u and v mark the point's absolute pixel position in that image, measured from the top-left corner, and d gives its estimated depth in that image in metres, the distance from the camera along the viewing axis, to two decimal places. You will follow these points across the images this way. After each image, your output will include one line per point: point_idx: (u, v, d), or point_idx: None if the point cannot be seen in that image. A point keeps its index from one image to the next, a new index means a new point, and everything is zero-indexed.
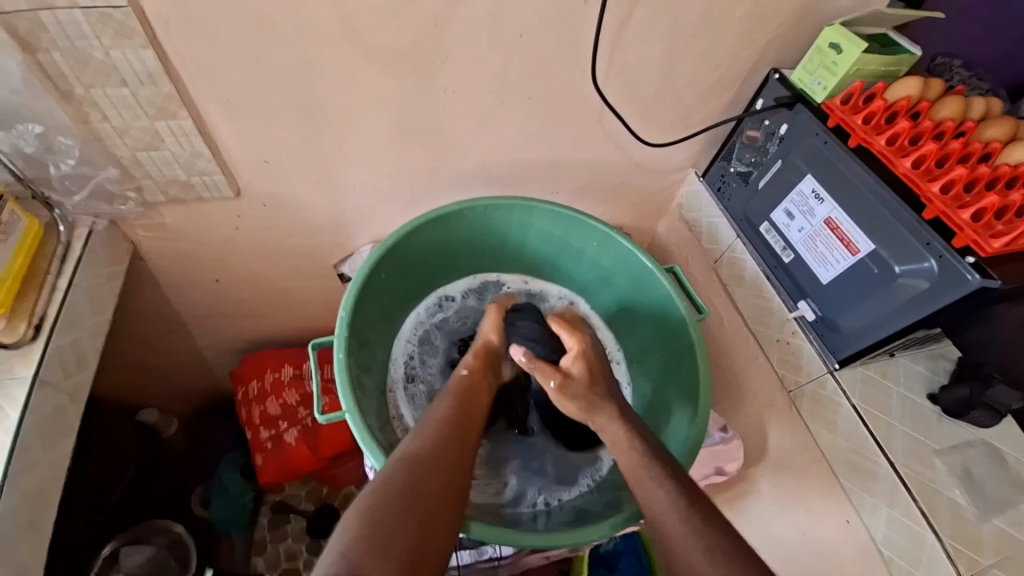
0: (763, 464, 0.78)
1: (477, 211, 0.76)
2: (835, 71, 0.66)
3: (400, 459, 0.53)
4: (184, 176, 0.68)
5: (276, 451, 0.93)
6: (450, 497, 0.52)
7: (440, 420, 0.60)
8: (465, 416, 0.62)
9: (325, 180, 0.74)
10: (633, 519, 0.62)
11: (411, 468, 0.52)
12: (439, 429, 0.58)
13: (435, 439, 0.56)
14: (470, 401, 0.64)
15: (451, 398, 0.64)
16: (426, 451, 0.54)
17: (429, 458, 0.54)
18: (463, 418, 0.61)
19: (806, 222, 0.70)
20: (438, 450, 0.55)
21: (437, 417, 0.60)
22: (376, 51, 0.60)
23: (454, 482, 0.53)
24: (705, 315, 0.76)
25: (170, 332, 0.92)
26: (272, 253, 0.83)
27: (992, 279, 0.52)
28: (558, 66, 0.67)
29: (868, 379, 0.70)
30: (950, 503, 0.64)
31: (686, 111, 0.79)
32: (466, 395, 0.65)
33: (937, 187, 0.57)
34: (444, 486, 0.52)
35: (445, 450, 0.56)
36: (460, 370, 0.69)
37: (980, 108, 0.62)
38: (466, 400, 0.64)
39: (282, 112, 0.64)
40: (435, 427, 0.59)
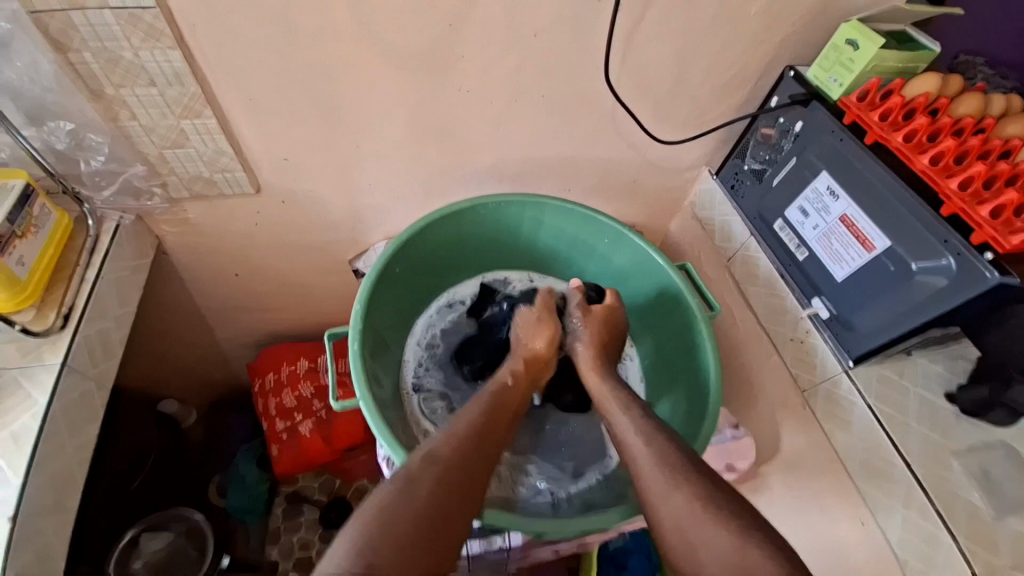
0: (775, 461, 0.80)
1: (490, 207, 0.77)
2: (852, 68, 0.66)
3: (428, 460, 0.53)
4: (206, 173, 0.70)
5: (291, 442, 0.95)
6: (468, 505, 0.52)
7: (469, 422, 0.59)
8: (495, 411, 0.62)
9: (342, 177, 0.75)
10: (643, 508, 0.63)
11: (438, 473, 0.52)
12: (471, 432, 0.58)
13: (462, 443, 0.56)
14: (502, 399, 0.64)
15: (485, 399, 0.63)
16: (453, 456, 0.54)
17: (456, 463, 0.53)
18: (492, 421, 0.60)
19: (821, 219, 0.70)
20: (465, 455, 0.55)
21: (468, 417, 0.59)
22: (394, 49, 0.61)
23: (476, 490, 0.54)
24: (717, 311, 0.76)
25: (192, 325, 0.95)
26: (290, 249, 0.85)
27: (1010, 275, 0.51)
28: (573, 64, 0.68)
29: (884, 378, 0.70)
30: (968, 504, 0.62)
31: (701, 108, 0.79)
32: (498, 397, 0.64)
33: (955, 184, 0.56)
34: (466, 493, 0.52)
35: (471, 455, 0.55)
36: (506, 377, 0.68)
37: (1000, 104, 0.61)
38: (500, 403, 0.64)
39: (301, 110, 0.65)
40: (463, 427, 0.58)
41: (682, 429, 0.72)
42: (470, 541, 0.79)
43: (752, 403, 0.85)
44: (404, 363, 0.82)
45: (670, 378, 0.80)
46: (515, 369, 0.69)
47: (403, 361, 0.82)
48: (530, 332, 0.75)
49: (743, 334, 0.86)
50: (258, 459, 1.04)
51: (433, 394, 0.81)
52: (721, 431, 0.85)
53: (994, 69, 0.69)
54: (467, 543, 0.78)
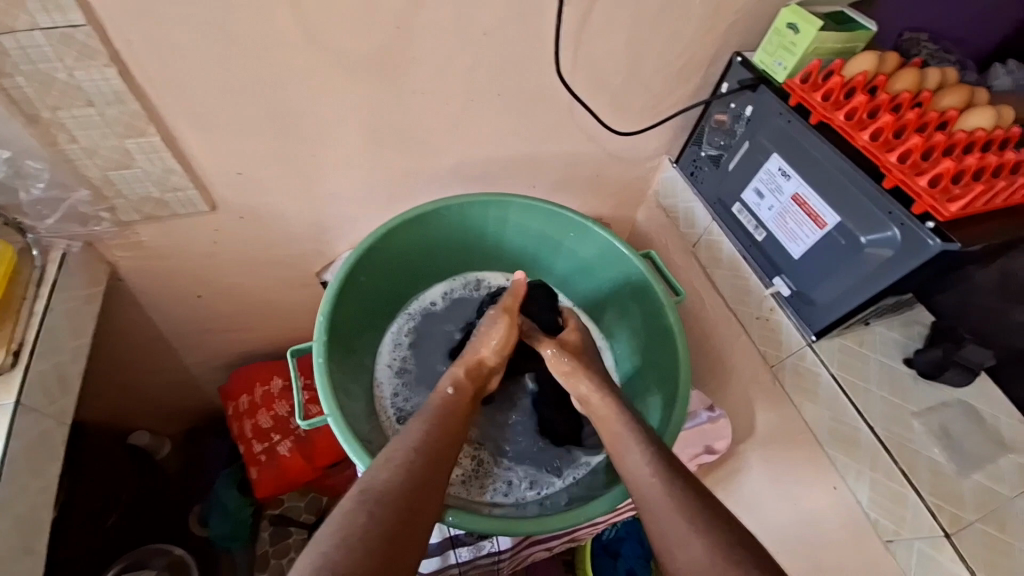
0: (752, 441, 0.83)
1: (454, 209, 0.76)
2: (794, 51, 0.67)
3: (364, 493, 0.50)
4: (157, 193, 0.67)
5: (269, 463, 0.93)
6: (418, 532, 0.49)
7: (409, 447, 0.56)
8: (444, 427, 0.60)
9: (302, 189, 0.74)
10: (620, 497, 0.63)
11: (376, 506, 0.49)
12: (411, 457, 0.55)
13: (402, 472, 0.53)
14: (445, 417, 0.62)
15: (425, 419, 0.60)
16: (391, 486, 0.51)
17: (396, 493, 0.51)
18: (436, 442, 0.58)
19: (776, 199, 0.72)
20: (406, 482, 0.52)
21: (408, 442, 0.57)
22: (343, 56, 0.60)
23: (421, 518, 0.50)
24: (683, 297, 0.78)
25: (156, 352, 0.92)
26: (254, 266, 0.83)
27: (952, 241, 0.54)
28: (525, 62, 0.68)
29: (846, 349, 0.72)
30: (930, 461, 0.65)
31: (656, 98, 0.80)
32: (442, 414, 0.62)
33: (894, 157, 0.58)
34: (412, 519, 0.49)
35: (411, 481, 0.52)
36: (448, 388, 0.66)
37: (936, 78, 0.64)
38: (444, 420, 0.61)
39: (252, 123, 0.64)
40: (403, 455, 0.55)
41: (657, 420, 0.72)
42: (457, 547, 0.79)
43: (726, 383, 0.87)
44: (376, 384, 0.80)
45: (645, 366, 0.79)
46: (455, 376, 0.68)
47: (376, 382, 0.80)
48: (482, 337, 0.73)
49: (712, 315, 0.88)
50: (238, 483, 1.00)
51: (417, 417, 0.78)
52: (698, 414, 0.85)
53: (938, 45, 0.74)
54: (456, 552, 0.78)
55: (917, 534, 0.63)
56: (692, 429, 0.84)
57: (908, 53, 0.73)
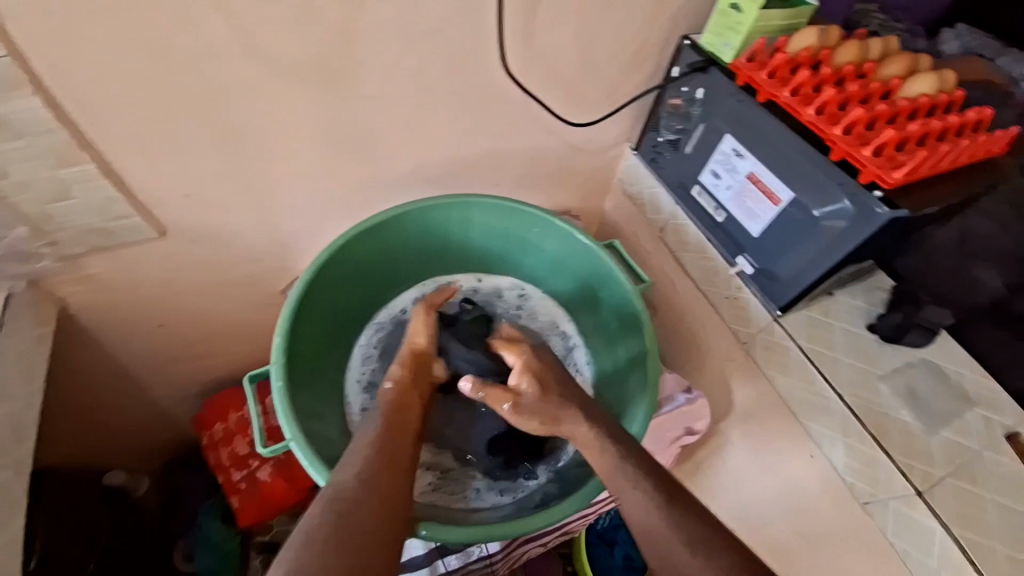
0: (732, 416, 0.83)
1: (413, 214, 0.76)
2: (739, 30, 0.68)
3: (330, 500, 0.50)
4: (100, 223, 0.65)
5: (251, 490, 0.91)
6: (387, 526, 0.49)
7: (370, 448, 0.55)
8: (401, 422, 0.60)
9: (255, 207, 0.72)
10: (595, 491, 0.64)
11: (343, 511, 0.49)
12: (374, 459, 0.54)
13: (368, 475, 0.52)
14: (401, 413, 0.61)
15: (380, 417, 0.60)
16: (358, 490, 0.51)
17: (363, 497, 0.50)
18: (396, 439, 0.57)
19: (732, 179, 0.73)
20: (373, 484, 0.52)
21: (365, 442, 0.56)
22: (284, 67, 0.59)
23: (390, 511, 0.51)
24: (648, 282, 0.81)
25: (122, 386, 0.89)
26: (215, 289, 0.81)
27: (900, 209, 0.56)
28: (473, 60, 0.68)
29: (812, 320, 0.74)
30: (898, 423, 0.67)
31: (610, 87, 0.80)
32: (398, 409, 0.61)
33: (839, 130, 0.59)
34: (378, 514, 0.49)
35: (376, 483, 0.52)
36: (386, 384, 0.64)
37: (878, 48, 0.65)
38: (399, 415, 0.61)
39: (195, 143, 0.62)
40: (365, 457, 0.54)
41: (626, 408, 0.74)
42: (446, 556, 0.79)
43: (702, 364, 0.88)
44: (348, 401, 0.78)
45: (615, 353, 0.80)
46: (394, 372, 0.66)
47: (348, 399, 0.78)
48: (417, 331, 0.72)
49: (683, 298, 0.89)
50: (222, 515, 0.98)
51: None
52: (676, 397, 0.86)
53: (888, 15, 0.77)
54: (444, 560, 0.78)
55: (892, 494, 0.65)
56: (670, 412, 0.84)
57: (858, 25, 0.76)
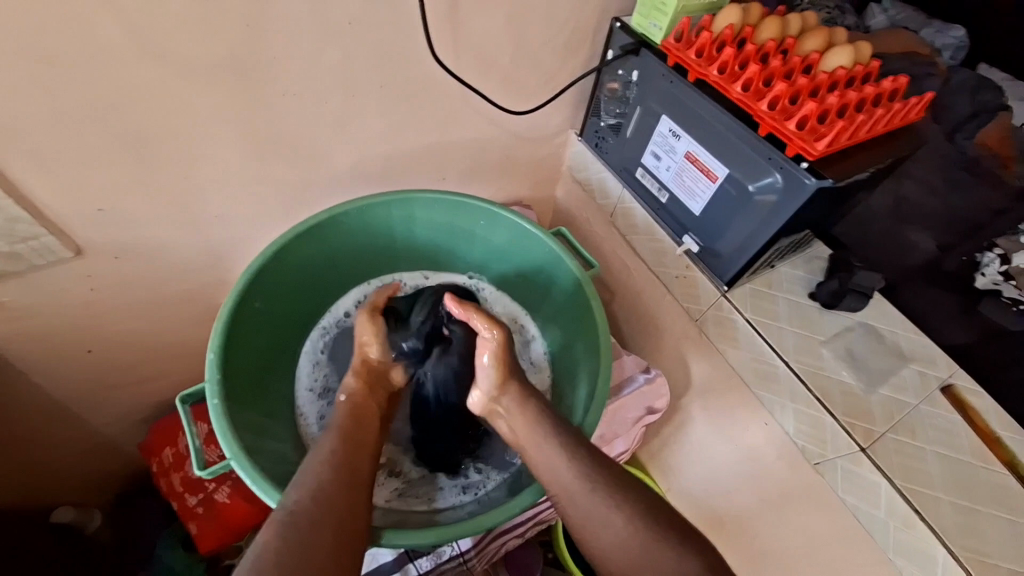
0: (692, 393, 0.87)
1: (352, 214, 0.73)
2: (665, 10, 0.68)
3: (280, 523, 0.48)
4: (5, 246, 0.59)
5: (208, 514, 0.87)
6: (343, 543, 0.48)
7: (324, 464, 0.53)
8: (356, 436, 0.59)
9: (183, 217, 0.68)
10: None
11: (294, 533, 0.47)
12: (327, 476, 0.52)
13: (320, 494, 0.50)
14: (357, 423, 0.60)
15: (335, 430, 0.59)
16: (309, 509, 0.49)
17: (314, 516, 0.48)
18: (352, 455, 0.56)
19: (671, 160, 0.74)
20: (325, 502, 0.50)
21: (321, 459, 0.54)
22: (195, 66, 0.55)
23: (347, 528, 0.49)
24: (597, 268, 0.81)
25: (56, 420, 0.83)
26: (150, 307, 0.77)
27: (825, 178, 0.57)
28: (402, 51, 0.66)
29: (757, 292, 0.76)
30: (840, 384, 0.70)
31: (547, 74, 0.80)
32: (354, 423, 0.60)
33: (765, 105, 0.60)
34: (333, 532, 0.48)
35: (329, 500, 0.50)
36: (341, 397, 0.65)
37: (796, 25, 0.67)
38: (354, 425, 0.60)
39: (104, 154, 0.58)
40: (318, 474, 0.52)
41: (581, 405, 0.72)
42: (417, 559, 0.78)
43: (661, 342, 0.90)
44: (300, 414, 0.76)
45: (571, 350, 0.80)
46: (347, 384, 0.66)
47: (298, 410, 0.76)
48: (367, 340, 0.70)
49: (638, 280, 0.90)
50: (182, 542, 0.94)
51: None
52: (635, 377, 0.87)
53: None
54: (415, 564, 0.77)
55: (839, 453, 0.68)
56: (631, 393, 0.85)
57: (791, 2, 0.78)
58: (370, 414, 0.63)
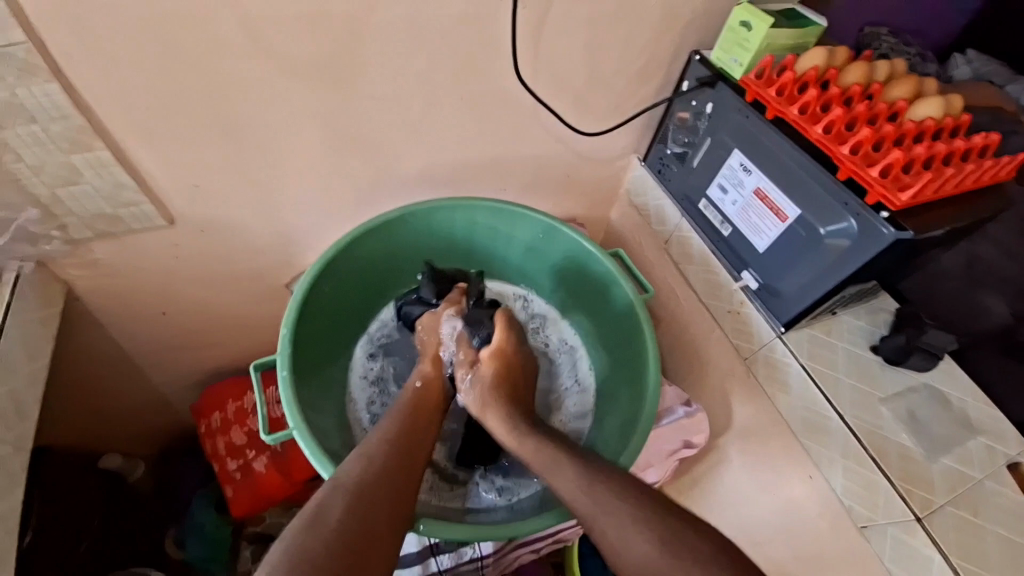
0: (730, 434, 0.84)
1: (418, 214, 0.76)
2: (748, 47, 0.68)
3: (337, 490, 0.50)
4: (109, 209, 0.66)
5: (245, 481, 0.91)
6: (390, 521, 0.50)
7: (380, 440, 0.57)
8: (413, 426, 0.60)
9: (263, 200, 0.73)
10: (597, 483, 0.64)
11: (349, 497, 0.49)
12: (384, 451, 0.55)
13: (377, 466, 0.53)
14: (416, 412, 0.62)
15: (396, 415, 0.61)
16: (364, 478, 0.52)
17: (368, 490, 0.51)
18: (408, 437, 0.58)
19: (738, 194, 0.73)
20: (379, 474, 0.52)
21: (381, 439, 0.57)
22: (297, 64, 0.59)
23: (398, 510, 0.51)
24: (651, 294, 0.80)
25: (122, 373, 0.89)
26: (219, 281, 0.81)
27: (904, 229, 0.55)
28: (484, 65, 0.68)
29: (814, 339, 0.73)
30: (899, 447, 0.66)
31: (619, 98, 0.81)
32: (412, 412, 0.62)
33: (846, 149, 0.59)
34: (382, 509, 0.50)
35: (385, 473, 0.53)
36: (415, 382, 0.68)
37: (884, 70, 0.65)
38: (413, 411, 0.63)
39: (203, 136, 0.63)
40: (379, 452, 0.55)
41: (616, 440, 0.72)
42: (439, 555, 0.78)
43: (704, 378, 0.88)
44: (350, 399, 0.79)
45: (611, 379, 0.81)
46: (424, 372, 0.70)
47: (350, 395, 0.79)
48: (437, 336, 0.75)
49: (685, 310, 0.89)
50: (215, 503, 0.99)
51: None
52: (674, 409, 0.86)
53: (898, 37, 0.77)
54: (437, 559, 0.78)
55: (891, 519, 0.64)
56: (669, 423, 0.84)
57: (869, 47, 0.76)
58: (435, 391, 0.68)
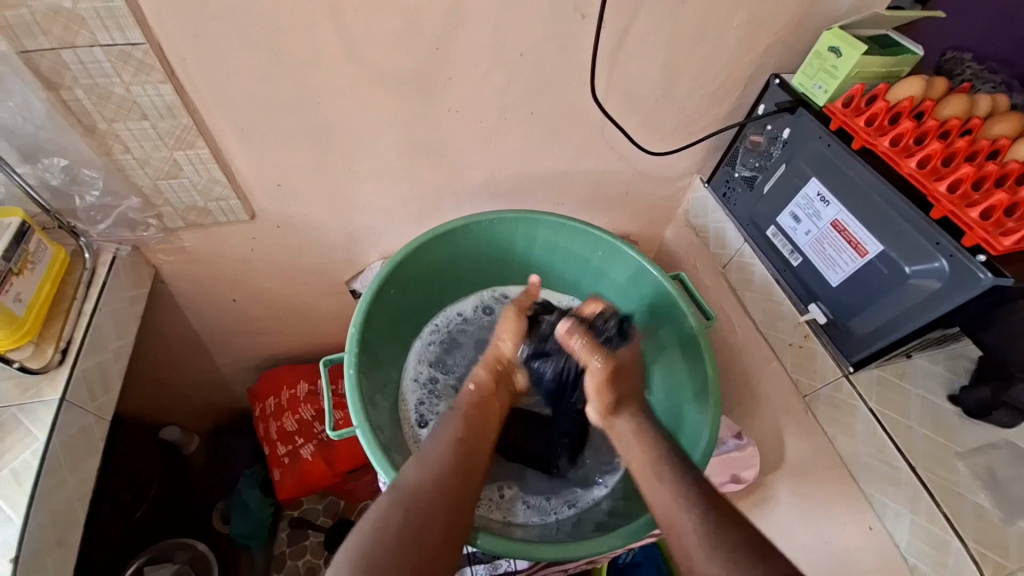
0: (781, 471, 0.77)
1: (484, 224, 0.77)
2: (836, 74, 0.66)
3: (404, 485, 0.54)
4: (201, 202, 0.70)
5: (292, 466, 0.95)
6: (452, 519, 0.53)
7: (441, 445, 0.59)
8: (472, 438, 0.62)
9: (335, 201, 0.76)
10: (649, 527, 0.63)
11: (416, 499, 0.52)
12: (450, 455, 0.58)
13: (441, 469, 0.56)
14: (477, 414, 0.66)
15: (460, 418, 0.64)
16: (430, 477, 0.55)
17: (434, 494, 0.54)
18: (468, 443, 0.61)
19: (813, 224, 0.71)
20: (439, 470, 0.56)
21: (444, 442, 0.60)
22: (384, 76, 0.62)
23: (459, 512, 0.54)
24: (713, 321, 0.77)
25: (192, 352, 0.95)
26: (287, 274, 0.86)
27: (1004, 275, 0.51)
28: (560, 84, 0.69)
29: (886, 382, 0.69)
30: (975, 506, 0.61)
31: (689, 118, 0.79)
32: (476, 416, 0.66)
33: (944, 187, 0.56)
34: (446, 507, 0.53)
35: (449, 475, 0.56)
36: (470, 385, 0.70)
37: (986, 105, 0.61)
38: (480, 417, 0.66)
39: (291, 137, 0.66)
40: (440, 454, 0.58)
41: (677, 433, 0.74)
42: (474, 565, 0.79)
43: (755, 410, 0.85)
44: (403, 398, 0.81)
45: (671, 370, 0.79)
46: (477, 375, 0.72)
47: (402, 396, 0.81)
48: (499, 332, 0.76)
49: (741, 338, 0.86)
50: (261, 484, 1.03)
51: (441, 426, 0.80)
52: (724, 440, 0.82)
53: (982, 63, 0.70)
54: (473, 569, 0.78)
55: None
56: (717, 455, 0.80)
57: (950, 73, 0.70)
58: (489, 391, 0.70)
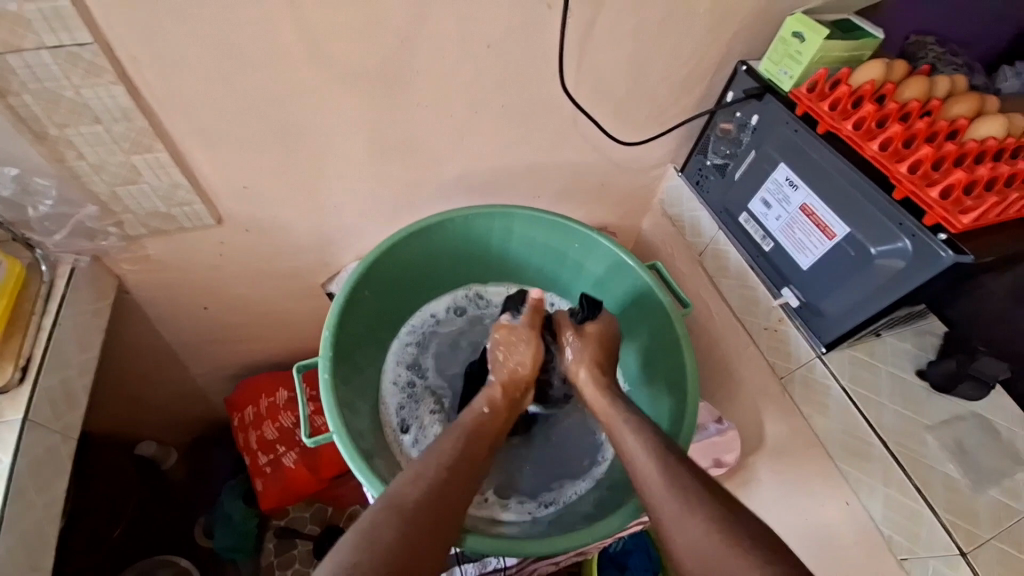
0: (762, 451, 0.78)
1: (458, 222, 0.77)
2: (800, 60, 0.67)
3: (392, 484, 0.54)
4: (164, 208, 0.68)
5: (275, 475, 0.93)
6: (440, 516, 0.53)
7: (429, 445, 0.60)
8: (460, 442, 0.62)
9: (306, 201, 0.74)
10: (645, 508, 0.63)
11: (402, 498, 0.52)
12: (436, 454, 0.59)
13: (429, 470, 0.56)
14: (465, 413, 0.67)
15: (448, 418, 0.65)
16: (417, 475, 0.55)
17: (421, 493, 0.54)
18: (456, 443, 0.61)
19: (783, 210, 0.72)
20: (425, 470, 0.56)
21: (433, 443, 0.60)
22: (349, 73, 0.61)
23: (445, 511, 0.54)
24: (689, 308, 0.78)
25: (164, 363, 0.92)
26: (260, 278, 0.84)
27: (964, 253, 0.53)
28: (529, 78, 0.69)
29: (858, 361, 0.71)
30: (945, 477, 0.64)
31: (659, 108, 0.80)
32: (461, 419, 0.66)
33: (904, 168, 0.58)
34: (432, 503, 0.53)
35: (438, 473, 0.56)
36: (482, 406, 0.69)
37: (944, 86, 0.63)
38: (466, 417, 0.67)
39: (256, 138, 0.64)
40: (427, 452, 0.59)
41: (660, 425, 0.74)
42: (464, 564, 0.78)
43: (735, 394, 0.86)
44: (383, 402, 0.81)
45: (656, 358, 0.79)
46: (492, 398, 0.70)
47: (382, 400, 0.81)
48: (509, 351, 0.75)
49: (718, 324, 0.87)
50: (244, 495, 1.00)
51: (423, 428, 0.80)
52: (706, 426, 0.82)
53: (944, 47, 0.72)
54: (462, 568, 0.78)
55: (932, 552, 0.62)
56: (699, 441, 0.80)
57: (914, 56, 0.72)
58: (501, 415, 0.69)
